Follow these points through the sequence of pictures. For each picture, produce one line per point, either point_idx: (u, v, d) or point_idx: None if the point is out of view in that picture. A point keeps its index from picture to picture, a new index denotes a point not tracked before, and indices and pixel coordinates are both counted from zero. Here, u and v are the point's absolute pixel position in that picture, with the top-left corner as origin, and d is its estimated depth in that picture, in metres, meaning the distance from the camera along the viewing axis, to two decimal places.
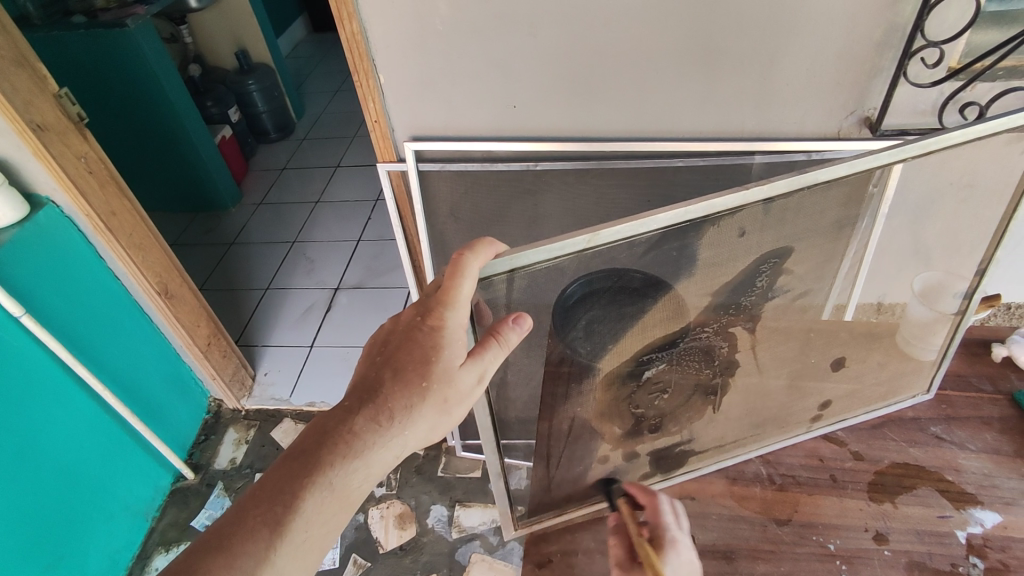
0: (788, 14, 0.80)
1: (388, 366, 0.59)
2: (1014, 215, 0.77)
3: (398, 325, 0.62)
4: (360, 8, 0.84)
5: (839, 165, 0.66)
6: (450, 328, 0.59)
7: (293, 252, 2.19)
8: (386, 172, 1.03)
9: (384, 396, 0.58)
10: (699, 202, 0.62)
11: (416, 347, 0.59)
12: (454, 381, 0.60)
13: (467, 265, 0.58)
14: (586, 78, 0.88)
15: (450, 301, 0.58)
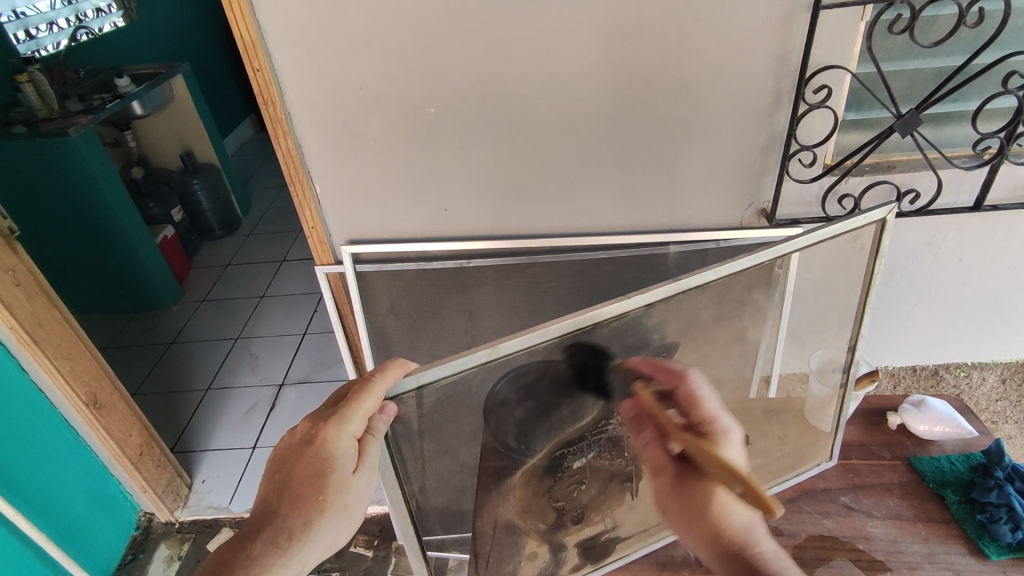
0: (681, 126, 0.90)
1: (287, 485, 0.60)
2: (869, 289, 0.80)
3: (296, 438, 0.63)
4: (295, 128, 0.91)
5: (708, 271, 0.69)
6: (343, 442, 0.60)
7: (237, 349, 2.15)
8: (324, 275, 1.07)
9: (283, 516, 0.59)
10: (588, 312, 0.64)
11: (311, 463, 0.60)
12: (349, 489, 0.61)
13: (374, 383, 0.60)
14: (511, 183, 0.96)
15: (347, 414, 0.60)
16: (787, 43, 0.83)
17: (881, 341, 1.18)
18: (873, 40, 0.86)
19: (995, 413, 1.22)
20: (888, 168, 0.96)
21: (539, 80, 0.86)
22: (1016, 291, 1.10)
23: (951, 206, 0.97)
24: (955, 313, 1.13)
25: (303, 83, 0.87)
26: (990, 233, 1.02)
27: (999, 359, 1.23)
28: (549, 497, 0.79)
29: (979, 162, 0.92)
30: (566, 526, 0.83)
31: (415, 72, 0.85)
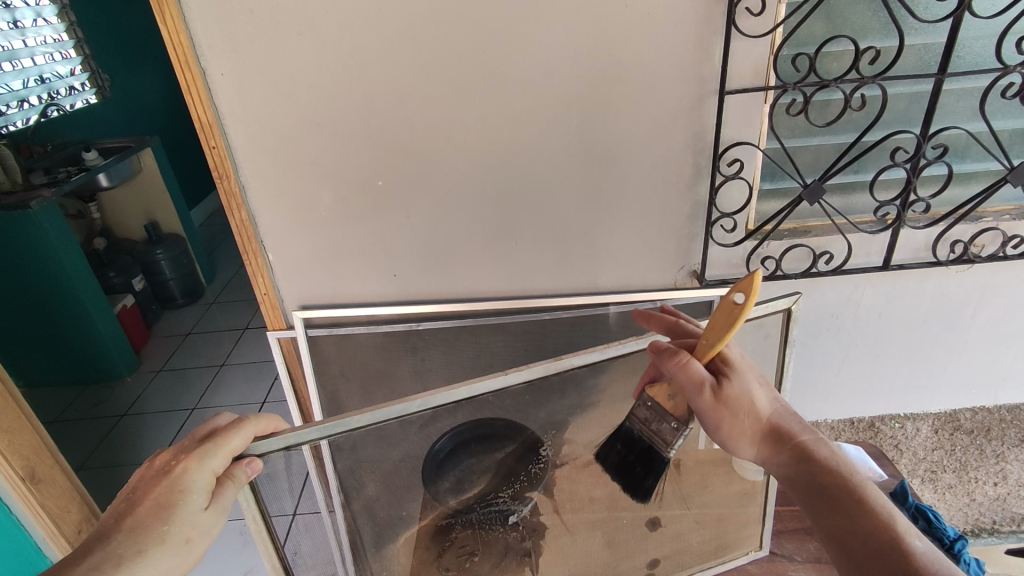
0: (612, 195, 0.98)
1: (128, 511, 0.57)
2: (787, 348, 0.90)
3: (144, 470, 0.60)
4: (249, 199, 0.96)
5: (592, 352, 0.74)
6: (201, 473, 0.59)
7: (192, 419, 2.10)
8: (276, 339, 1.09)
9: (119, 540, 0.55)
10: (523, 370, 0.71)
11: (165, 492, 0.57)
12: (197, 526, 0.58)
13: (243, 425, 0.63)
14: (456, 249, 1.02)
15: (216, 447, 0.60)
16: (700, 121, 0.93)
17: (818, 395, 1.23)
18: (775, 120, 0.96)
19: (932, 463, 1.30)
20: (804, 233, 1.04)
21: (478, 155, 0.94)
22: (934, 344, 1.17)
23: (863, 266, 1.06)
24: (882, 365, 1.20)
25: (257, 159, 0.93)
26: (903, 290, 1.10)
27: (929, 410, 1.28)
28: (438, 566, 0.84)
29: (882, 226, 1.01)
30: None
31: (362, 148, 0.92)
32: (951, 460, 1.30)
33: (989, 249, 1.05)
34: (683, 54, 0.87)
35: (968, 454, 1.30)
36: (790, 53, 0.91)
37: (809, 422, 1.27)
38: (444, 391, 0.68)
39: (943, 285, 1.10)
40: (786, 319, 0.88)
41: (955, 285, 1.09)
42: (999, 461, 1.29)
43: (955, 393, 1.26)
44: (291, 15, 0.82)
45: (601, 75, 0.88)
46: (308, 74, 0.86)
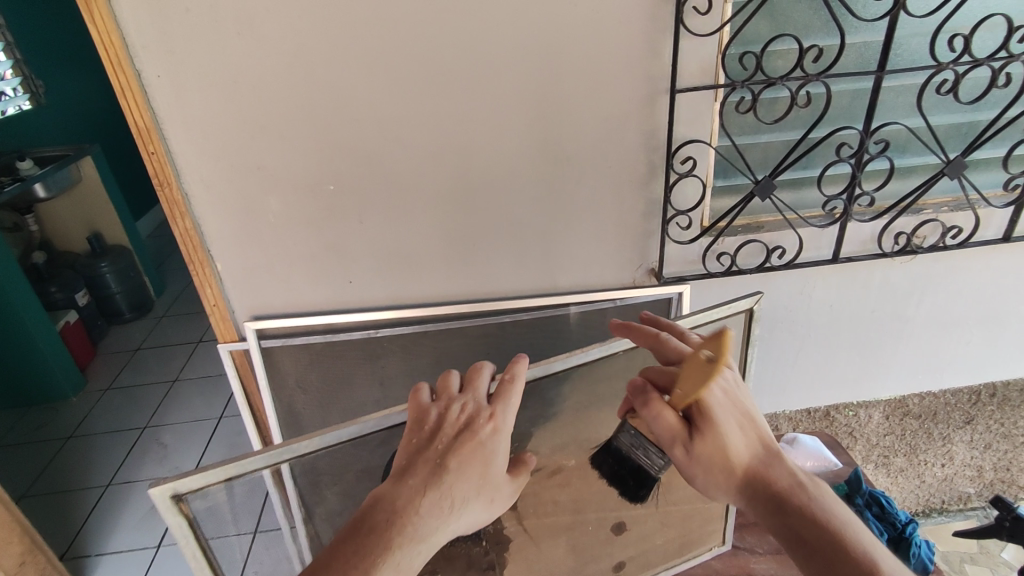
0: (568, 195, 0.98)
1: (452, 458, 0.59)
2: (748, 347, 0.92)
3: (446, 419, 0.62)
4: (192, 207, 0.92)
5: (551, 361, 0.75)
6: (505, 432, 0.62)
7: (144, 438, 2.01)
8: (227, 351, 1.05)
9: (450, 483, 0.58)
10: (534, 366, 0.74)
11: (479, 447, 0.60)
12: (501, 481, 0.63)
13: (519, 381, 0.65)
14: (413, 254, 1.00)
15: (507, 405, 0.64)
16: (652, 120, 0.94)
17: (776, 387, 1.26)
18: (725, 117, 0.98)
19: (885, 448, 1.38)
20: (757, 228, 1.06)
21: (432, 157, 0.92)
22: (882, 333, 1.21)
23: (814, 259, 1.08)
24: (834, 355, 1.23)
25: (200, 164, 0.89)
26: (851, 282, 1.13)
27: (880, 397, 1.31)
28: None
29: (830, 220, 1.04)
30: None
31: (311, 151, 0.90)
32: (901, 444, 1.37)
33: (930, 240, 1.09)
34: (635, 53, 0.88)
35: (917, 438, 1.37)
36: (736, 52, 0.93)
37: (768, 413, 1.30)
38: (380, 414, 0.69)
39: (888, 276, 1.13)
40: (749, 318, 0.89)
41: (900, 275, 1.13)
42: (945, 443, 1.38)
43: (903, 379, 1.30)
44: (231, 14, 0.79)
45: (554, 76, 0.88)
46: (251, 75, 0.83)
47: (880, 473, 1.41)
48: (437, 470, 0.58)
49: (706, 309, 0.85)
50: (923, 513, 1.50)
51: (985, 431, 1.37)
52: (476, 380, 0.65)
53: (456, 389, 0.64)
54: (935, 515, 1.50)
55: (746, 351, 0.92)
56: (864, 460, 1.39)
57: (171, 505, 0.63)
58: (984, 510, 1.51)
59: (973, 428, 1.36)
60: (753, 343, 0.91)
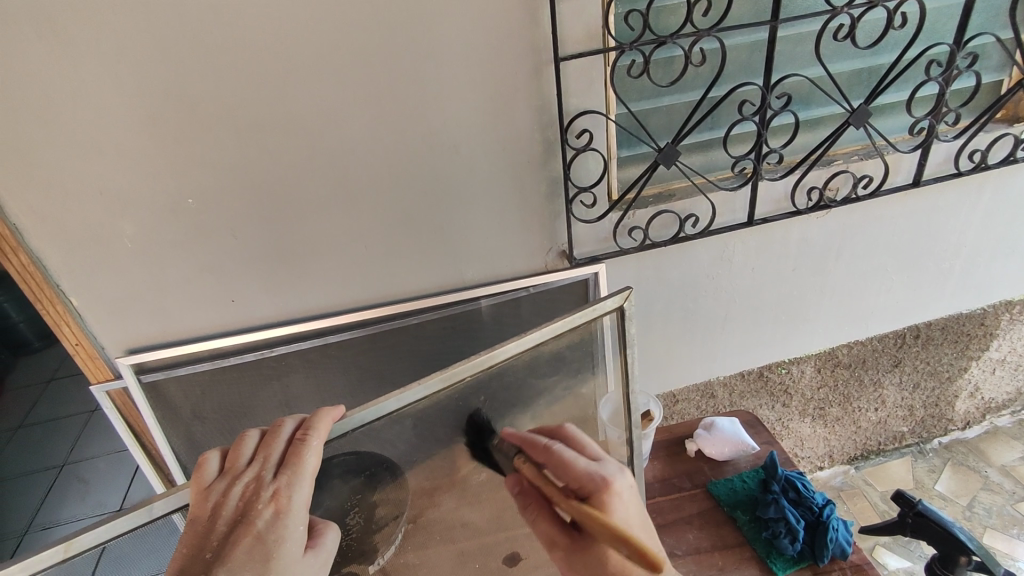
0: (462, 184, 0.90)
1: (219, 564, 0.48)
2: (626, 349, 0.73)
3: (220, 512, 0.51)
4: (26, 239, 0.80)
5: (385, 401, 0.58)
6: (294, 511, 0.52)
7: (65, 476, 1.87)
8: (104, 392, 0.94)
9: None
10: (354, 411, 0.57)
11: (257, 539, 0.50)
12: (296, 572, 0.51)
13: (314, 440, 0.54)
14: (299, 262, 0.91)
15: (297, 475, 0.52)
16: (541, 93, 0.85)
17: (706, 355, 1.23)
18: (619, 83, 0.91)
19: (820, 400, 1.38)
20: (669, 196, 1.01)
21: (301, 156, 0.82)
22: (805, 290, 1.19)
23: (729, 224, 1.04)
24: (761, 317, 1.21)
25: (24, 190, 0.77)
26: (770, 243, 1.10)
27: (810, 351, 1.30)
28: None
29: (742, 181, 1.00)
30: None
31: (157, 163, 0.78)
32: (835, 394, 1.38)
33: (843, 192, 1.06)
34: (512, 21, 0.79)
35: (849, 387, 1.37)
36: (623, 10, 0.85)
37: (702, 380, 1.28)
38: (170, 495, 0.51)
39: (806, 232, 1.10)
40: (620, 317, 0.71)
41: (817, 231, 1.11)
42: (876, 387, 1.39)
43: (832, 332, 1.28)
44: (22, 11, 0.66)
45: (423, 53, 0.78)
46: (65, 82, 0.71)
47: (817, 424, 1.42)
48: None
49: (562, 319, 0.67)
50: (863, 457, 1.53)
51: (913, 372, 1.39)
52: (266, 449, 0.54)
53: (239, 467, 0.53)
54: (873, 457, 1.54)
55: (625, 354, 0.73)
56: (801, 415, 1.39)
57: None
58: (918, 446, 1.56)
59: (901, 370, 1.38)
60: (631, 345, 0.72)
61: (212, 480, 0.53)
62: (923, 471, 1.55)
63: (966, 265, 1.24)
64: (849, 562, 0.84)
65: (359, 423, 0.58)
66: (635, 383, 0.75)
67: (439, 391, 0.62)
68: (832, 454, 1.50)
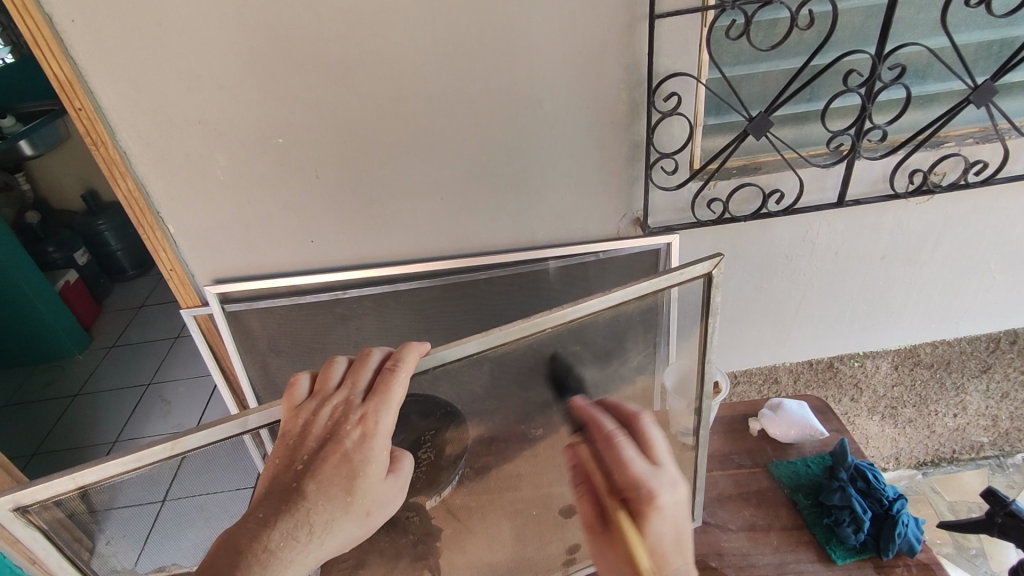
0: (541, 141, 0.89)
1: (309, 477, 0.51)
2: (708, 317, 0.71)
3: (309, 429, 0.53)
4: (133, 166, 0.86)
5: (468, 343, 0.59)
6: (381, 435, 0.54)
7: (149, 394, 2.04)
8: (192, 317, 1.01)
9: (306, 508, 0.50)
10: (436, 351, 0.58)
11: (345, 458, 0.52)
12: (378, 492, 0.54)
13: (402, 372, 0.56)
14: (376, 208, 0.93)
15: (385, 401, 0.54)
16: (632, 52, 0.83)
17: (774, 339, 1.19)
18: (714, 46, 0.86)
19: (893, 399, 1.29)
20: (755, 169, 0.97)
21: (387, 104, 0.83)
22: (892, 280, 1.12)
23: (817, 203, 0.98)
24: (839, 304, 1.15)
25: (135, 120, 0.82)
26: (860, 227, 1.03)
27: (889, 346, 1.23)
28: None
29: (836, 158, 0.94)
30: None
31: (253, 103, 0.82)
32: (911, 395, 1.29)
33: (950, 177, 0.98)
34: None
35: (928, 388, 1.29)
36: None
37: (767, 364, 1.24)
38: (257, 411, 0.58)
39: (902, 218, 1.03)
40: (707, 285, 0.69)
41: (914, 218, 1.03)
42: (959, 393, 1.29)
43: (916, 327, 1.21)
44: None
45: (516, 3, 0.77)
46: (178, 19, 0.75)
47: (886, 423, 1.32)
48: (289, 496, 0.50)
49: (648, 280, 0.65)
50: (933, 463, 1.42)
51: (1004, 380, 1.28)
52: (354, 375, 0.56)
53: (328, 389, 0.55)
54: (945, 465, 1.43)
55: (706, 322, 0.72)
56: (870, 412, 1.30)
57: (16, 517, 0.55)
58: (998, 458, 1.42)
59: (990, 376, 1.28)
60: (714, 314, 0.71)
61: (303, 399, 0.55)
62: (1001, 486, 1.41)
63: None
64: (916, 560, 0.81)
65: (442, 362, 0.59)
66: (712, 354, 0.74)
67: (517, 343, 0.63)
68: (899, 456, 1.40)
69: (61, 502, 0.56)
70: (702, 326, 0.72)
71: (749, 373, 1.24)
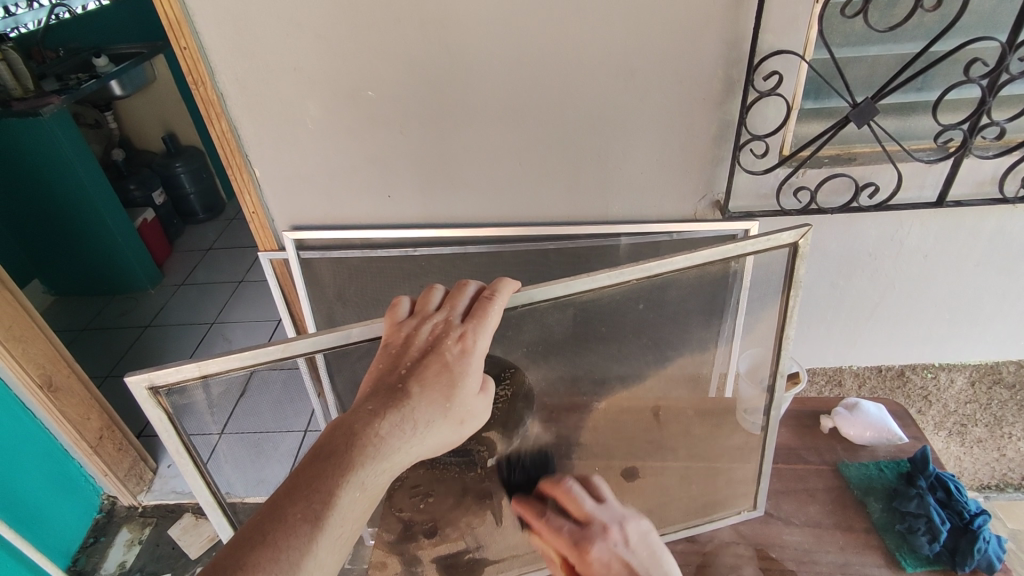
0: (628, 112, 0.87)
1: (413, 380, 0.52)
2: (791, 292, 0.69)
3: (411, 341, 0.55)
4: (228, 108, 0.88)
5: (553, 285, 0.61)
6: (478, 353, 0.54)
7: (212, 332, 2.15)
8: (268, 260, 1.05)
9: (410, 405, 0.51)
10: (519, 290, 0.60)
11: (445, 368, 0.53)
12: (473, 406, 0.54)
13: (499, 300, 0.57)
14: (454, 168, 0.93)
15: (482, 324, 0.55)
16: (735, 25, 0.79)
17: (845, 340, 1.14)
18: (825, 24, 0.82)
19: (963, 416, 1.24)
20: (848, 160, 0.92)
21: (476, 64, 0.83)
22: (982, 291, 1.05)
23: (913, 201, 0.93)
24: (920, 310, 1.09)
25: (233, 63, 0.84)
26: (957, 230, 0.97)
27: (968, 360, 1.17)
28: (391, 504, 0.71)
29: (942, 154, 0.88)
30: (417, 539, 0.72)
31: (345, 53, 0.82)
32: (984, 413, 1.23)
33: None
34: None
35: (1005, 409, 1.22)
36: None
37: (833, 366, 1.19)
38: (362, 326, 0.60)
39: (1006, 224, 0.96)
40: (792, 257, 0.67)
41: (1019, 226, 0.96)
42: None
43: (1000, 343, 1.14)
44: None
45: None
46: None
47: (952, 440, 1.27)
48: (394, 393, 0.51)
49: (736, 242, 0.64)
50: (997, 487, 1.36)
51: None
52: (452, 300, 0.57)
53: (428, 311, 0.57)
54: (1010, 491, 1.36)
55: (787, 296, 0.70)
56: (936, 427, 1.26)
57: (148, 396, 0.59)
58: None
59: None
60: (797, 287, 0.68)
61: (404, 318, 0.57)
62: None
63: None
64: None
65: (524, 305, 0.61)
66: (790, 331, 0.72)
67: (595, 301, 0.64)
68: (962, 475, 1.34)
69: (184, 390, 0.60)
70: (784, 300, 0.70)
71: (811, 371, 1.20)
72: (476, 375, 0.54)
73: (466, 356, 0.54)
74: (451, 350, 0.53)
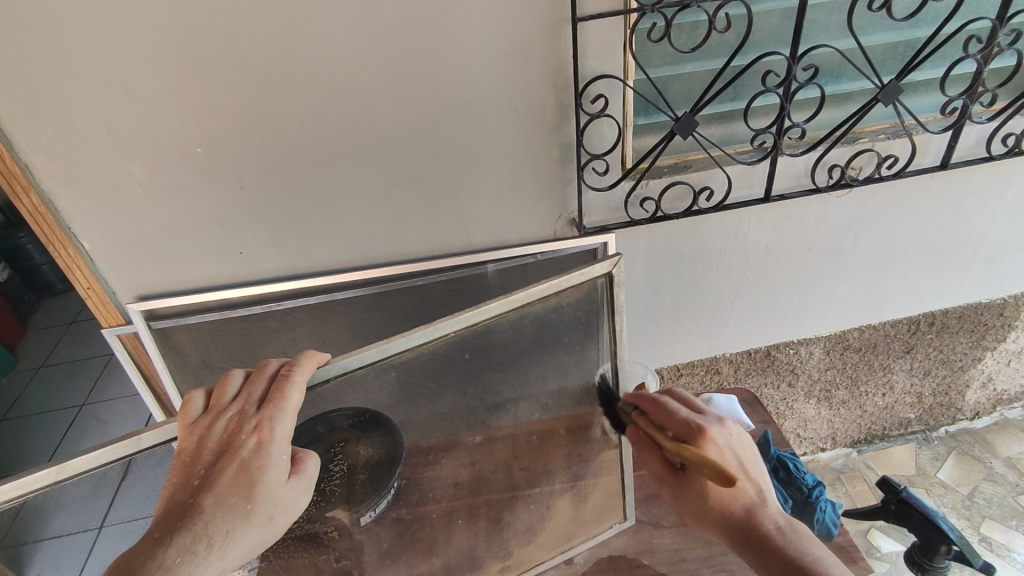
0: (472, 144, 0.88)
1: (206, 490, 0.52)
2: (615, 316, 0.76)
3: (204, 443, 0.54)
4: (39, 180, 0.81)
5: (373, 350, 0.62)
6: (275, 441, 0.55)
7: (81, 416, 1.94)
8: (115, 335, 0.97)
9: (204, 521, 0.51)
10: (351, 355, 0.61)
11: (242, 467, 0.53)
12: (280, 497, 0.55)
13: (297, 376, 0.57)
14: (307, 216, 0.91)
15: (280, 408, 0.56)
16: (557, 54, 0.82)
17: (715, 331, 1.23)
18: (639, 47, 0.88)
19: (826, 382, 1.37)
20: (685, 168, 0.98)
21: (308, 111, 0.81)
22: (819, 271, 1.17)
23: (745, 198, 1.01)
24: (771, 295, 1.19)
25: (36, 131, 0.77)
26: (787, 220, 1.07)
27: (821, 333, 1.28)
28: None
29: (760, 155, 0.96)
30: None
31: (164, 112, 0.78)
32: (842, 377, 1.36)
33: (866, 171, 1.02)
34: None
35: (858, 369, 1.35)
36: None
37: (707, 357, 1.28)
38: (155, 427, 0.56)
39: (825, 212, 1.07)
40: (610, 286, 0.74)
41: (835, 211, 1.07)
42: (885, 372, 1.36)
43: (842, 314, 1.26)
44: None
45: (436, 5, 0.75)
46: (75, 21, 0.70)
47: (822, 406, 1.41)
48: (185, 512, 0.51)
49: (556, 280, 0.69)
50: (866, 441, 1.53)
51: (926, 359, 1.35)
52: (249, 387, 0.57)
53: (222, 404, 0.56)
54: (877, 442, 1.53)
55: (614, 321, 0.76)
56: (805, 397, 1.39)
57: None
58: (924, 433, 1.54)
59: (912, 356, 1.34)
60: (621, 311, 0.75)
61: (197, 415, 0.56)
62: (926, 459, 1.53)
63: (988, 257, 1.20)
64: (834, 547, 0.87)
65: (359, 367, 0.63)
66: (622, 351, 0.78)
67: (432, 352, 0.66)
68: (836, 436, 1.49)
69: None
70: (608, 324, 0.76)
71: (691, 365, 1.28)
72: (278, 462, 0.55)
73: (261, 447, 0.54)
74: (244, 443, 0.54)
